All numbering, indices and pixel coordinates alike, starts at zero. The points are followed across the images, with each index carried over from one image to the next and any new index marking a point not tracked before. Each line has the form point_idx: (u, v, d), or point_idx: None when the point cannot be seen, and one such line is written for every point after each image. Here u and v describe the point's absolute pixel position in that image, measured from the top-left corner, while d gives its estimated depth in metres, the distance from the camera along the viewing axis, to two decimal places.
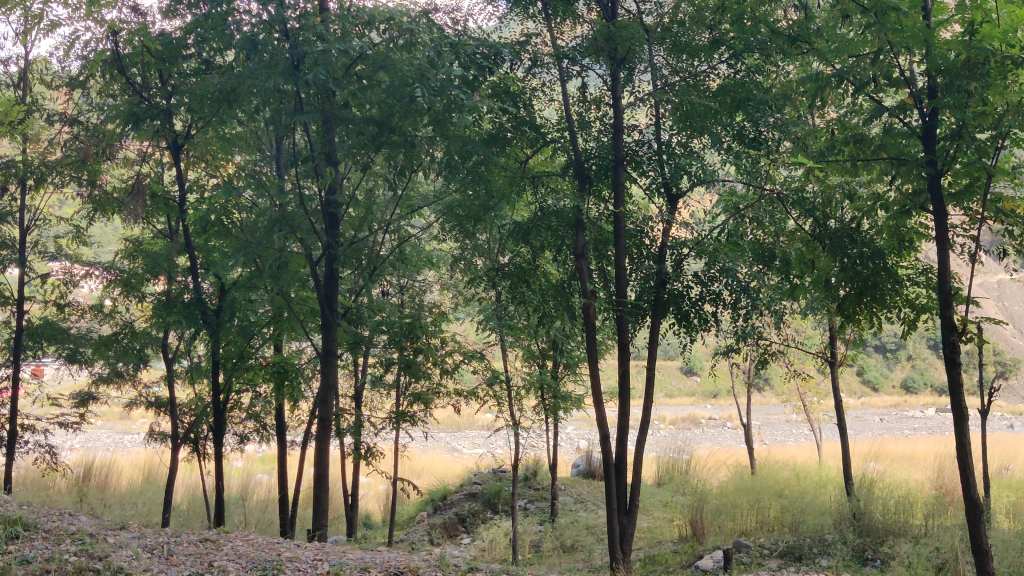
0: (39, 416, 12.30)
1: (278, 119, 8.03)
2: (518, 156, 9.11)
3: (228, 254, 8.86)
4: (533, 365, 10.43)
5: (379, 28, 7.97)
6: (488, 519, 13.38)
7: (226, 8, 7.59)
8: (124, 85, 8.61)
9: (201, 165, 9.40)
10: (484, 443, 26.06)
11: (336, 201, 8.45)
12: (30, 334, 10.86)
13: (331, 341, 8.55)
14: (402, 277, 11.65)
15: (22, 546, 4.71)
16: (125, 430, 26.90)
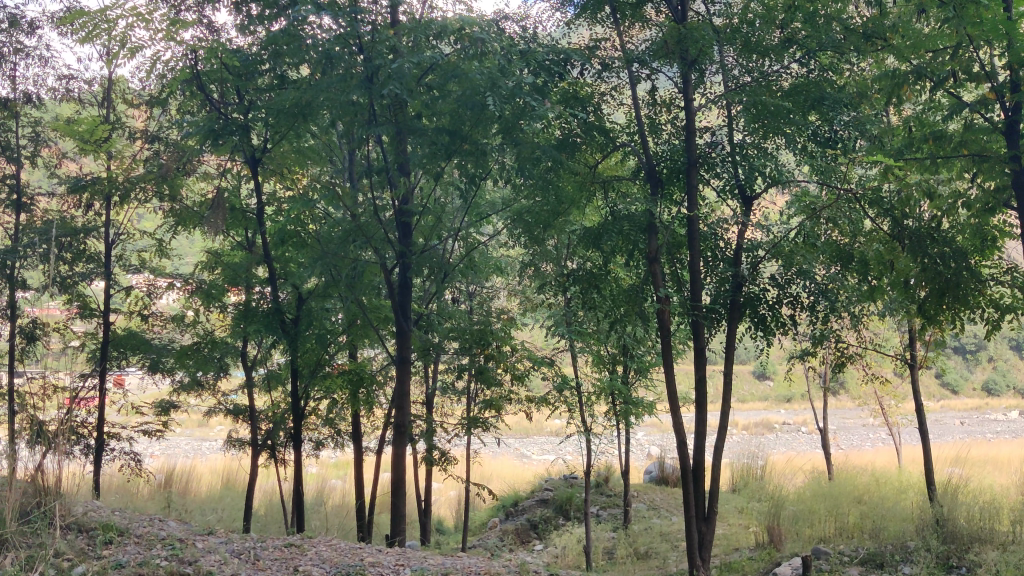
0: (124, 423, 12.67)
1: (352, 131, 8.15)
2: (587, 160, 9.10)
3: (304, 264, 9.01)
4: (604, 371, 10.37)
5: (450, 39, 8.01)
6: (560, 524, 13.36)
7: (300, 23, 7.73)
8: (203, 101, 8.83)
9: (276, 177, 9.60)
10: (555, 449, 26.08)
11: (408, 210, 8.53)
12: (115, 344, 11.22)
13: (405, 350, 8.62)
14: (472, 284, 11.70)
15: (116, 550, 4.86)
16: (204, 437, 27.60)
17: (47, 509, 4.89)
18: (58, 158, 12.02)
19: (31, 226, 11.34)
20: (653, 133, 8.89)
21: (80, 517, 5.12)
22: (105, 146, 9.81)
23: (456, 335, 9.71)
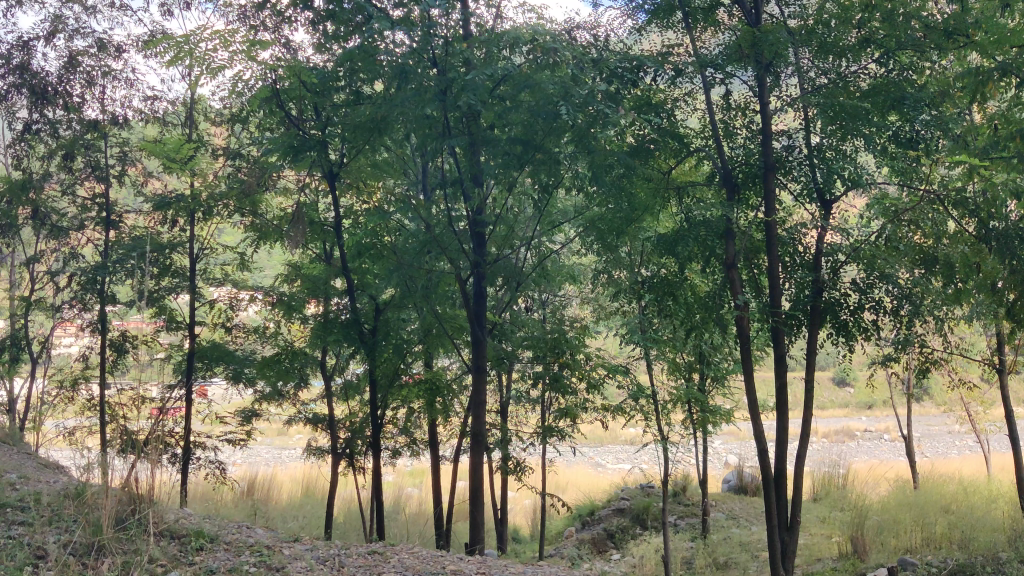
0: (209, 433, 13.01)
1: (427, 144, 8.24)
2: (660, 167, 9.05)
3: (381, 275, 9.13)
4: (680, 379, 10.26)
5: (522, 50, 8.03)
6: (638, 534, 13.26)
7: (376, 39, 7.85)
8: (282, 118, 9.03)
9: (353, 190, 9.77)
10: (631, 458, 25.91)
11: (483, 222, 8.58)
12: (201, 355, 11.55)
13: (481, 359, 8.65)
14: (545, 292, 11.71)
15: (207, 556, 4.98)
16: (283, 446, 28.20)
17: (142, 516, 5.05)
18: (145, 176, 12.41)
19: (120, 243, 11.73)
20: (728, 138, 8.80)
21: (173, 524, 5.27)
22: (189, 164, 10.10)
23: (530, 344, 9.73)
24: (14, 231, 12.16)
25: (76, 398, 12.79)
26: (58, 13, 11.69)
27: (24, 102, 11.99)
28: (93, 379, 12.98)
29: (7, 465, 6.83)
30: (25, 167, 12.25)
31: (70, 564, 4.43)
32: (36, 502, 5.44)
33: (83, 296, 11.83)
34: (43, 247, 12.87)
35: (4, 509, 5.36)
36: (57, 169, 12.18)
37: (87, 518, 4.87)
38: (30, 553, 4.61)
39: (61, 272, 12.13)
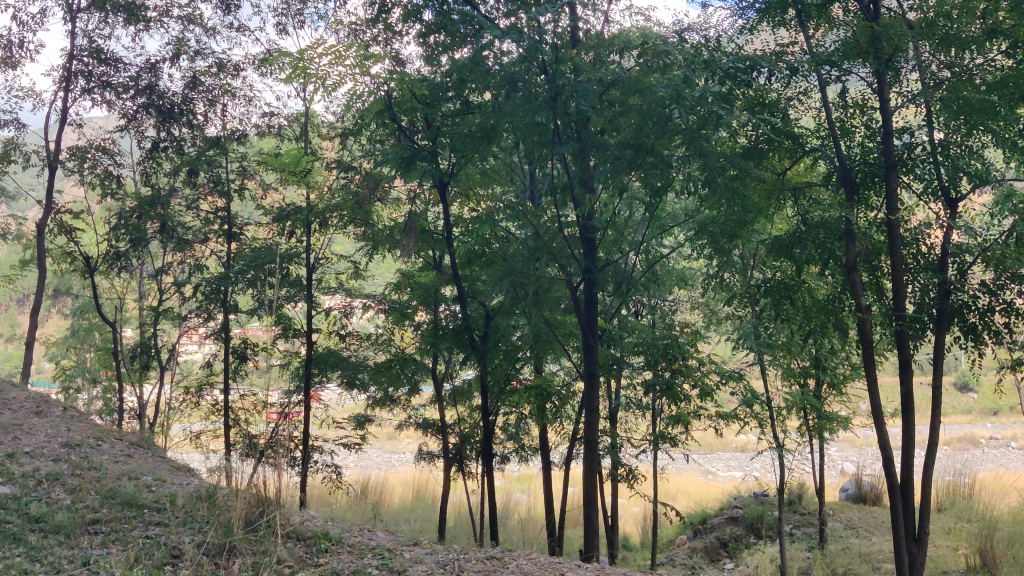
0: (325, 437, 13.36)
1: (537, 151, 8.27)
2: (774, 167, 8.87)
3: (491, 282, 9.22)
4: (795, 385, 9.99)
5: (632, 54, 7.97)
6: (752, 543, 12.97)
7: (486, 50, 7.93)
8: (395, 130, 9.20)
9: (463, 199, 9.90)
10: (742, 466, 25.40)
11: (593, 226, 8.53)
12: (316, 363, 11.82)
13: (593, 365, 8.59)
14: (655, 298, 11.59)
15: (332, 558, 5.12)
16: (393, 450, 28.76)
17: (269, 518, 5.21)
18: (263, 190, 12.86)
19: (242, 254, 12.19)
20: (845, 136, 8.59)
21: (298, 526, 5.42)
22: (306, 177, 10.42)
23: (641, 350, 9.65)
24: (144, 245, 12.78)
25: (201, 403, 13.35)
26: (181, 36, 12.23)
27: (150, 122, 12.42)
28: (216, 385, 13.53)
29: (143, 467, 7.18)
30: (153, 184, 12.79)
31: (204, 564, 4.62)
32: (171, 503, 5.70)
33: (207, 306, 12.33)
34: (170, 259, 13.49)
35: (142, 510, 5.63)
36: (182, 184, 12.74)
37: (219, 520, 5.07)
38: (166, 552, 4.83)
39: (187, 282, 12.69)
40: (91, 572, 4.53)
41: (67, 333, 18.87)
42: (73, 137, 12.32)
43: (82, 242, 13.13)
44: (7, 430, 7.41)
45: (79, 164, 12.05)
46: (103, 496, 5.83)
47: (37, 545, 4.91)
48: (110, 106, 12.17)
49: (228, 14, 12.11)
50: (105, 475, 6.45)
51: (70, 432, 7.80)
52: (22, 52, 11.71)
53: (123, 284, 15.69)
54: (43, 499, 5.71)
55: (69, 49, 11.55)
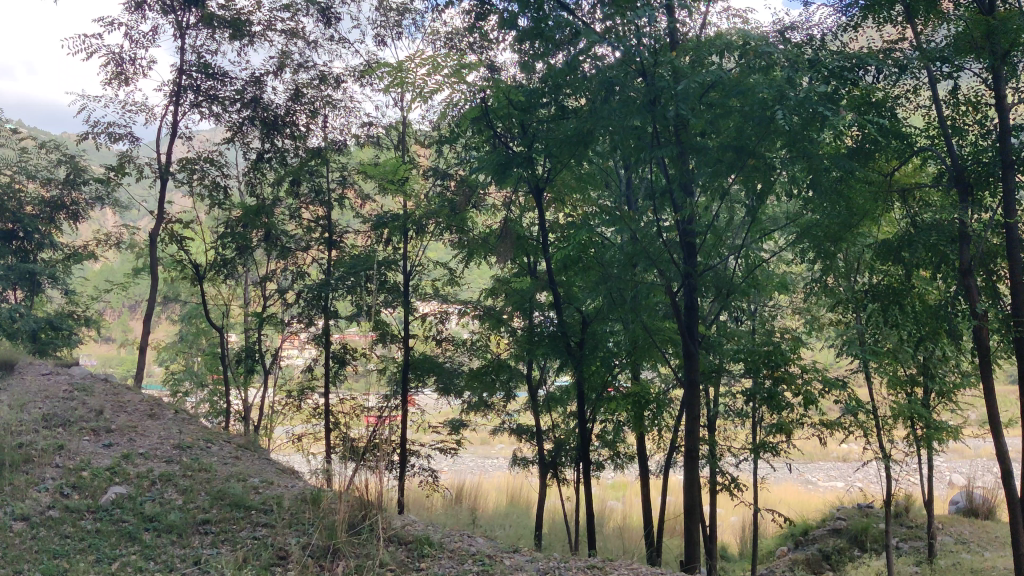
0: (422, 441, 13.53)
1: (635, 156, 8.18)
2: (881, 168, 8.62)
3: (588, 288, 9.18)
4: (902, 393, 9.64)
5: (733, 55, 7.79)
6: (856, 556, 12.57)
7: (582, 55, 7.91)
8: (491, 137, 9.23)
9: (558, 204, 9.88)
10: (843, 476, 24.72)
11: (693, 231, 8.38)
12: (414, 367, 12.17)
13: (694, 372, 8.29)
14: (754, 303, 11.35)
15: (432, 563, 5.14)
16: (487, 455, 29.03)
17: (372, 522, 5.25)
18: (361, 198, 13.12)
19: (341, 262, 12.46)
20: (957, 135, 8.32)
21: (400, 530, 5.46)
22: (404, 185, 10.58)
23: (742, 357, 9.47)
24: (248, 253, 13.18)
25: (302, 407, 13.70)
26: (285, 50, 12.56)
27: (255, 134, 12.79)
28: (317, 389, 13.86)
29: (251, 469, 7.40)
30: (258, 194, 13.19)
31: (309, 566, 4.72)
32: (277, 504, 5.84)
33: (308, 312, 12.63)
34: (273, 266, 13.88)
35: (250, 511, 5.80)
36: (285, 194, 13.09)
37: (322, 523, 5.16)
38: (273, 553, 4.95)
39: (290, 289, 13.04)
40: (202, 571, 4.68)
41: (177, 337, 19.62)
42: (183, 150, 12.77)
43: (191, 250, 13.63)
44: (124, 430, 7.74)
45: (189, 176, 12.47)
46: (213, 496, 6.02)
47: (151, 544, 5.08)
48: (218, 119, 12.57)
49: (329, 27, 12.38)
50: (214, 476, 6.65)
51: (182, 434, 8.10)
52: (134, 69, 12.19)
53: (230, 291, 16.23)
54: (157, 498, 5.93)
55: (178, 64, 11.99)
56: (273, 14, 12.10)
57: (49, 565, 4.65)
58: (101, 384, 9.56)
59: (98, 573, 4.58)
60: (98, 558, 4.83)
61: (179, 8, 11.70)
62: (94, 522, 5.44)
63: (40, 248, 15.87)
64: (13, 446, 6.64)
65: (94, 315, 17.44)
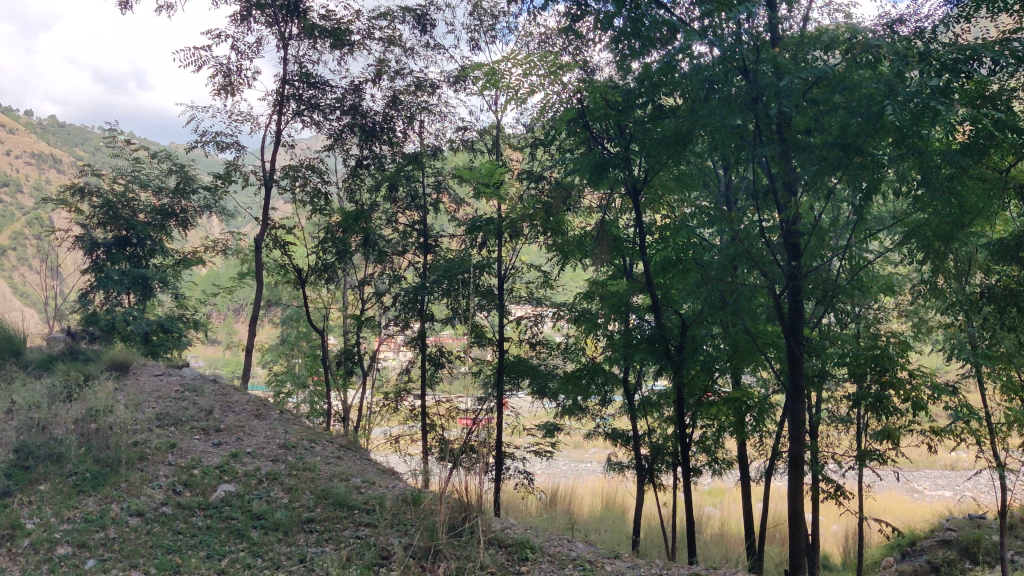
0: (517, 444, 13.58)
1: (736, 155, 8.00)
2: (996, 164, 8.24)
3: (687, 291, 9.04)
4: (1018, 400, 9.21)
5: (838, 50, 7.54)
6: (968, 569, 12.06)
7: (678, 54, 7.78)
8: (588, 139, 9.18)
9: (654, 206, 9.79)
10: (952, 486, 23.79)
11: (796, 232, 8.15)
12: (508, 370, 12.25)
13: (799, 377, 8.04)
14: (858, 305, 11.02)
15: (533, 567, 5.12)
16: (580, 458, 28.98)
17: (473, 523, 5.28)
18: (456, 202, 13.25)
19: (437, 265, 12.59)
20: None
21: (499, 533, 5.46)
22: (500, 189, 10.63)
23: (846, 360, 9.20)
24: (348, 258, 13.45)
25: (399, 408, 13.92)
26: (382, 57, 12.77)
27: (354, 141, 13.05)
28: (414, 391, 14.05)
29: (354, 469, 7.53)
30: (357, 199, 13.45)
31: (411, 566, 4.76)
32: (379, 504, 5.91)
33: (405, 315, 12.81)
34: (371, 269, 14.14)
35: (353, 510, 5.89)
36: (382, 199, 13.31)
37: (423, 523, 5.20)
38: (375, 553, 5.03)
39: (387, 292, 13.26)
40: (307, 569, 4.78)
41: (279, 339, 20.18)
42: (286, 157, 13.11)
43: (293, 255, 14.00)
44: (232, 430, 7.96)
45: (291, 183, 12.73)
46: (317, 495, 6.14)
47: (259, 541, 5.21)
48: (319, 127, 12.86)
49: (425, 33, 12.54)
50: (318, 476, 6.79)
51: (287, 434, 8.30)
52: (240, 79, 12.56)
53: (329, 294, 16.60)
54: (264, 497, 6.08)
55: (281, 75, 12.32)
56: (371, 22, 12.31)
57: (163, 560, 4.82)
58: (210, 384, 9.85)
59: (209, 569, 4.73)
60: (209, 554, 4.98)
61: (282, 19, 12.00)
62: (205, 518, 5.61)
63: (152, 253, 16.51)
64: (128, 444, 6.91)
65: (202, 318, 18.06)
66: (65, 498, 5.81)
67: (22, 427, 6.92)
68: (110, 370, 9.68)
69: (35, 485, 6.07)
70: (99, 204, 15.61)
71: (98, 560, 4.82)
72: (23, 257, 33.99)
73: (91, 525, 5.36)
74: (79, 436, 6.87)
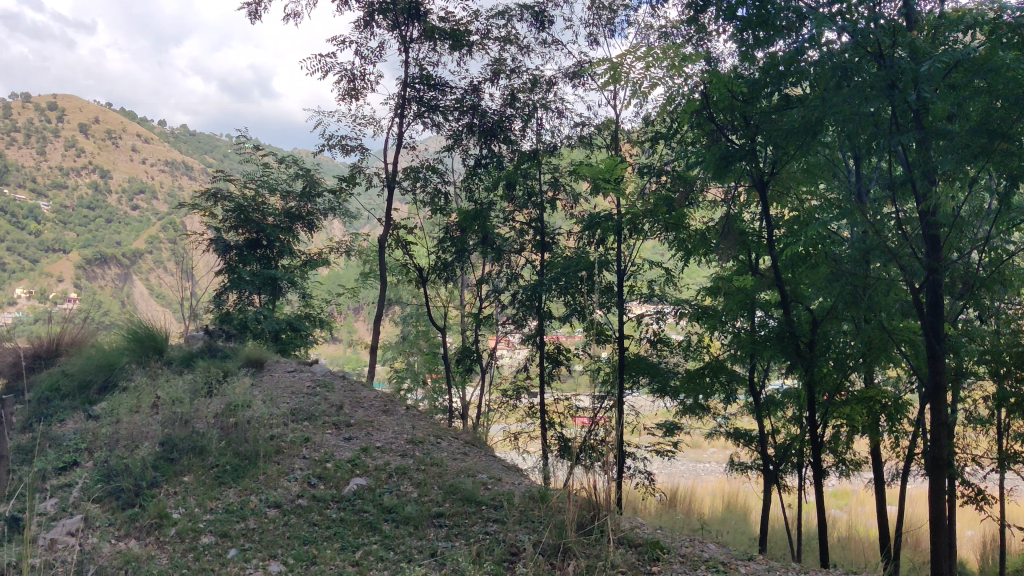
0: (639, 444, 13.49)
1: (870, 145, 7.69)
2: None
3: (816, 286, 8.75)
4: None
5: (982, 32, 7.11)
6: None
7: (807, 42, 7.54)
8: (712, 131, 9.01)
9: (781, 200, 9.52)
10: None
11: (936, 224, 7.77)
12: (629, 368, 12.16)
13: (939, 376, 7.68)
14: (1000, 300, 10.46)
15: (664, 567, 5.05)
16: (699, 458, 28.61)
17: (602, 522, 5.22)
18: (573, 200, 13.24)
19: (555, 263, 12.60)
20: None
21: (629, 533, 5.40)
22: (620, 186, 10.54)
23: (990, 358, 8.74)
24: (467, 256, 13.61)
25: (518, 406, 13.99)
26: (500, 57, 12.85)
27: (472, 141, 13.07)
28: (533, 389, 14.10)
29: (479, 465, 7.60)
30: (476, 198, 13.58)
31: (541, 564, 4.76)
32: (507, 501, 5.94)
33: (524, 312, 12.87)
34: (489, 268, 14.27)
35: (481, 506, 5.94)
36: (500, 197, 13.39)
37: (553, 521, 5.20)
38: (505, 549, 5.06)
39: (506, 290, 13.36)
40: (439, 563, 4.85)
41: (400, 338, 20.60)
42: (407, 159, 13.37)
43: (415, 255, 14.26)
44: (362, 426, 8.17)
45: (412, 184, 13.27)
46: (446, 491, 6.22)
47: (391, 534, 5.32)
48: (439, 128, 13.04)
49: (543, 30, 12.55)
50: (446, 471, 6.88)
51: (414, 430, 8.45)
52: (364, 84, 12.86)
53: (448, 293, 16.84)
54: (394, 491, 6.21)
55: (403, 78, 12.56)
56: (489, 22, 12.40)
57: (300, 551, 4.98)
58: (340, 381, 10.13)
59: (344, 560, 4.84)
60: (343, 546, 5.11)
61: (403, 24, 12.23)
62: (339, 511, 5.76)
63: (281, 255, 17.11)
64: (265, 438, 7.16)
65: (327, 317, 18.59)
66: (208, 489, 6.07)
67: (167, 421, 7.28)
68: (246, 367, 10.09)
69: (180, 476, 6.35)
70: (231, 209, 16.26)
71: (240, 549, 5.02)
72: (159, 261, 35.82)
73: (232, 515, 5.58)
74: (220, 429, 7.16)
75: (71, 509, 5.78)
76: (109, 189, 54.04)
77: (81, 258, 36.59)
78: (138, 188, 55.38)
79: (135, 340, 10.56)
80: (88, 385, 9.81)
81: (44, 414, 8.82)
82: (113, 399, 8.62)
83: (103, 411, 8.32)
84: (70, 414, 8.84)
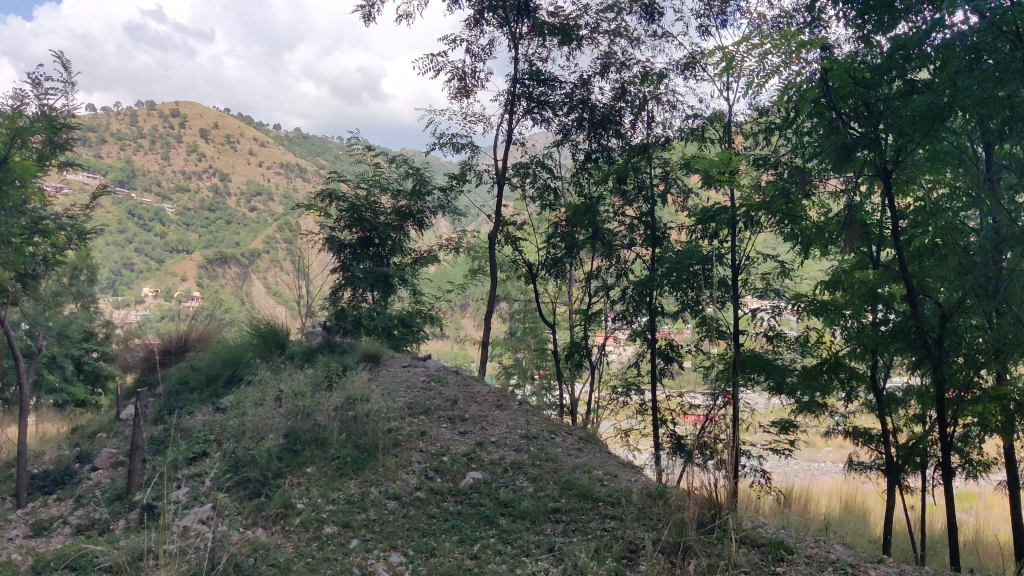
0: (754, 441, 13.19)
1: (1003, 130, 7.31)
2: None
3: (944, 279, 8.40)
4: None
5: None
6: None
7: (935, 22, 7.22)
8: (831, 120, 8.74)
9: (904, 189, 9.16)
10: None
11: None
12: (744, 365, 11.91)
13: None
14: None
15: (789, 568, 4.91)
16: (814, 458, 27.83)
17: (723, 521, 5.12)
18: (684, 194, 13.06)
19: (666, 257, 12.43)
20: None
21: (751, 532, 5.28)
22: (734, 179, 10.34)
23: None
24: (576, 251, 13.58)
25: (627, 402, 13.87)
26: (610, 50, 12.77)
27: (581, 136, 13.16)
28: (643, 385, 13.95)
29: (594, 461, 7.57)
30: (586, 193, 13.58)
31: (662, 562, 4.69)
32: (624, 498, 5.88)
33: (634, 309, 12.75)
34: (599, 263, 14.20)
35: (598, 502, 5.90)
36: (609, 192, 13.30)
37: (674, 519, 5.12)
38: (624, 546, 5.02)
39: (615, 285, 13.27)
40: (557, 558, 4.84)
41: (509, 334, 20.70)
42: (518, 154, 13.60)
43: (525, 251, 14.30)
44: (477, 420, 8.23)
45: (522, 179, 13.35)
46: (562, 486, 6.22)
47: (508, 528, 5.35)
48: (549, 124, 13.23)
49: (653, 22, 12.39)
50: (561, 467, 6.88)
51: (528, 424, 8.47)
52: (474, 81, 12.98)
53: (557, 289, 16.82)
54: (510, 485, 6.24)
55: (513, 75, 12.66)
56: (599, 15, 12.33)
57: (420, 542, 5.06)
58: (453, 376, 10.24)
59: (462, 553, 4.89)
60: (461, 539, 5.17)
61: (513, 20, 12.29)
62: (457, 504, 5.82)
63: (393, 253, 17.44)
64: (384, 431, 7.30)
65: (437, 313, 18.83)
66: (330, 481, 6.23)
67: (291, 413, 7.52)
68: (363, 362, 10.32)
69: (304, 467, 6.56)
70: (344, 208, 16.84)
71: (362, 539, 5.14)
72: (277, 261, 37.03)
73: (354, 507, 5.71)
74: (340, 422, 7.35)
75: (203, 498, 6.06)
76: (229, 193, 56.15)
77: (204, 259, 38.13)
78: (256, 190, 57.28)
79: (258, 336, 10.93)
80: (216, 378, 10.34)
81: (175, 406, 9.26)
82: (239, 392, 8.97)
83: (229, 403, 8.66)
84: (199, 407, 9.22)
